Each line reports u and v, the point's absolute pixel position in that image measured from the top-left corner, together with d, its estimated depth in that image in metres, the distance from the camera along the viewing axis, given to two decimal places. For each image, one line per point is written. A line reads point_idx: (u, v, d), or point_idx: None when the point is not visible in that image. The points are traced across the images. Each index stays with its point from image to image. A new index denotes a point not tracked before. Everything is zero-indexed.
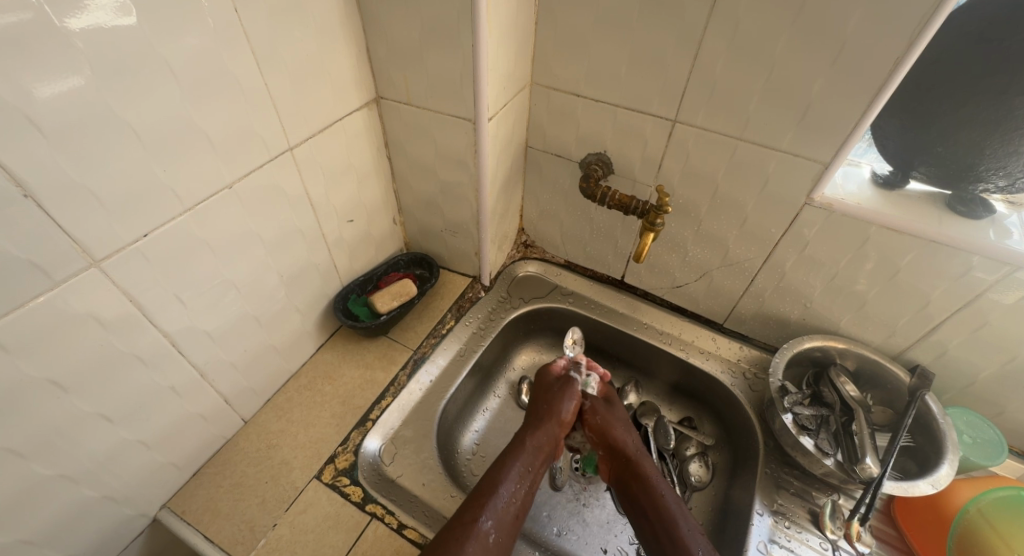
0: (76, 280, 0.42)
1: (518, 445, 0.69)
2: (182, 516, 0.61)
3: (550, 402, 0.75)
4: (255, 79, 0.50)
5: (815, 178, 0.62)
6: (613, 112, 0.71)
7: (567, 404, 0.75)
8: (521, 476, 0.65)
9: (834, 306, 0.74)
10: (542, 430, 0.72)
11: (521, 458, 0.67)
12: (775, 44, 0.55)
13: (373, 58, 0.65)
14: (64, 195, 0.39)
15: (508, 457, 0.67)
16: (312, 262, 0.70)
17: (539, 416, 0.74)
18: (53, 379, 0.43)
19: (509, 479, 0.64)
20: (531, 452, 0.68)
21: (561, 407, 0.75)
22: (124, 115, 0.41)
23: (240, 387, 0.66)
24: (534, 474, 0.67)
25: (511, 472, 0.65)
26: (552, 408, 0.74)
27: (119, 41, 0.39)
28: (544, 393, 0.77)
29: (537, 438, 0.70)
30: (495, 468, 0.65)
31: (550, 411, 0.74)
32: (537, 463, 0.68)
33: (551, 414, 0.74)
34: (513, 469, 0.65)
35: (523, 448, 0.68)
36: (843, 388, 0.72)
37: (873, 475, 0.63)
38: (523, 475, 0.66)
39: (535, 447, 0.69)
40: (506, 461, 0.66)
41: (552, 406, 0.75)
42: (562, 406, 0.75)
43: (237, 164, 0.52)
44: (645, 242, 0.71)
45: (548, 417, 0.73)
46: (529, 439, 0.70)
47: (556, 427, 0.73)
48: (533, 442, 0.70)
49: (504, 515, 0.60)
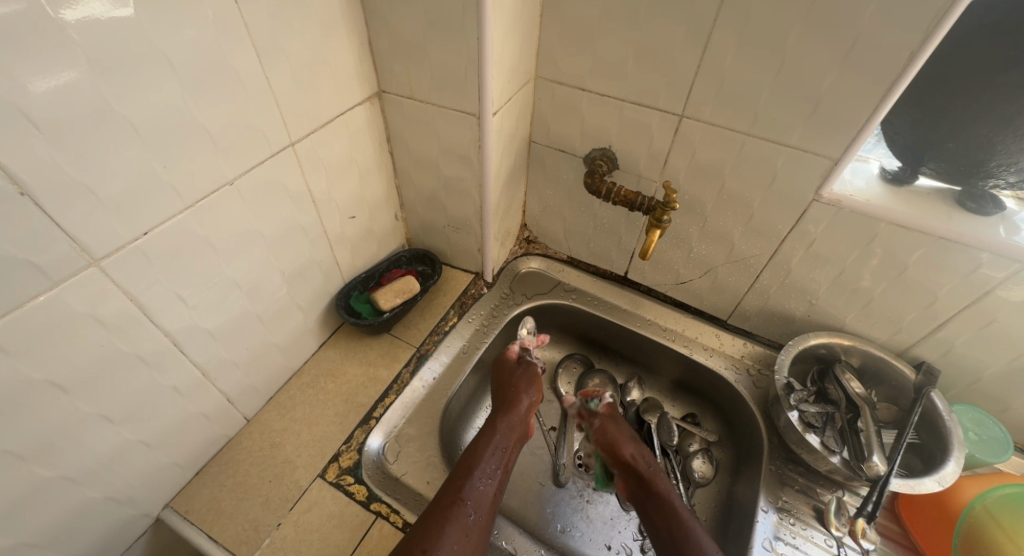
0: (77, 280, 0.41)
1: (489, 428, 0.68)
2: (186, 515, 0.60)
3: (514, 387, 0.74)
4: (256, 73, 0.49)
5: (823, 174, 0.61)
6: (619, 107, 0.70)
7: (532, 389, 0.75)
8: (495, 459, 0.64)
9: (839, 303, 0.73)
10: (509, 411, 0.70)
11: (491, 439, 0.66)
12: (785, 38, 0.54)
13: (376, 51, 0.64)
14: (61, 193, 0.38)
15: (480, 441, 0.66)
16: (314, 259, 0.69)
17: (506, 399, 0.73)
18: (53, 381, 0.42)
19: (486, 462, 0.63)
20: (501, 433, 0.67)
21: (528, 391, 0.74)
22: (122, 110, 0.40)
23: (242, 385, 0.65)
24: (509, 455, 0.66)
25: (486, 454, 0.64)
26: (518, 392, 0.74)
27: (116, 33, 0.37)
28: (507, 378, 0.77)
29: (507, 421, 0.69)
30: (468, 453, 0.64)
31: (516, 396, 0.73)
32: (510, 444, 0.67)
33: (517, 396, 0.73)
34: (488, 450, 0.64)
35: (494, 431, 0.67)
36: (849, 385, 0.72)
37: (880, 473, 0.63)
38: (498, 456, 0.64)
39: (504, 429, 0.68)
40: (478, 445, 0.65)
41: (515, 390, 0.73)
42: (529, 389, 0.74)
43: (238, 160, 0.51)
44: (651, 239, 0.70)
45: (512, 399, 0.72)
46: (497, 422, 0.69)
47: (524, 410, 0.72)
48: (503, 424, 0.69)
49: (484, 497, 0.59)
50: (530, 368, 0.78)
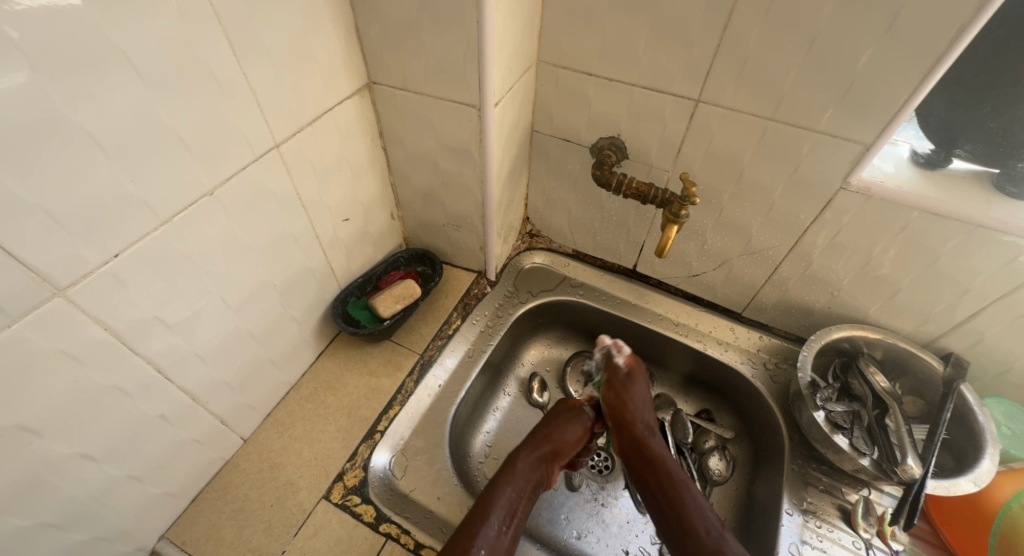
0: (41, 314, 0.36)
1: (508, 470, 0.63)
2: (183, 546, 0.57)
3: (545, 428, 0.69)
4: (232, 69, 0.44)
5: (853, 161, 0.57)
6: (629, 92, 0.65)
7: (558, 427, 0.69)
8: (512, 503, 0.59)
9: (862, 295, 0.70)
10: (536, 457, 0.65)
11: (510, 481, 0.61)
12: (818, 14, 0.49)
13: (365, 40, 0.58)
14: (13, 220, 0.33)
15: (496, 483, 0.61)
16: (306, 267, 0.64)
17: (535, 441, 0.67)
18: (25, 425, 0.38)
19: (497, 506, 0.58)
20: (523, 475, 0.63)
21: (558, 431, 0.68)
22: (79, 118, 0.35)
23: (237, 405, 0.61)
24: (527, 501, 0.61)
25: (501, 497, 0.59)
26: (553, 432, 0.68)
27: (65, 28, 0.32)
28: (550, 417, 0.71)
29: (533, 465, 0.64)
30: (487, 495, 0.59)
31: (551, 433, 0.68)
32: (529, 487, 0.62)
33: (546, 441, 0.67)
34: (505, 494, 0.60)
35: (511, 477, 0.62)
36: (874, 380, 0.69)
37: (915, 476, 0.60)
38: (515, 501, 0.60)
39: (529, 475, 0.63)
40: (496, 488, 0.60)
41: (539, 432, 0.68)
42: (559, 431, 0.69)
43: (218, 167, 0.46)
44: (668, 235, 0.66)
45: (542, 441, 0.67)
46: (518, 464, 0.64)
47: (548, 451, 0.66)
48: (523, 467, 0.63)
49: (497, 545, 0.55)
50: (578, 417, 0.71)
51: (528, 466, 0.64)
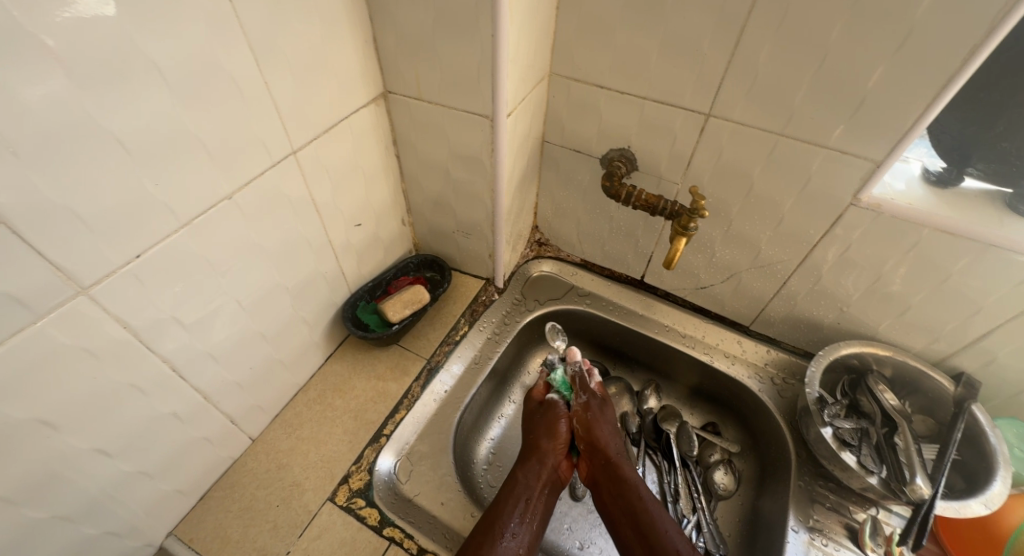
0: (64, 311, 0.37)
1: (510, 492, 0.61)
2: (190, 544, 0.57)
3: (518, 472, 0.64)
4: (253, 77, 0.45)
5: (864, 177, 0.57)
6: (640, 105, 0.66)
7: (531, 471, 0.65)
8: (521, 514, 0.60)
9: (871, 311, 0.70)
10: (520, 500, 0.61)
11: (507, 527, 0.57)
12: (830, 31, 0.49)
13: (382, 51, 0.60)
14: (44, 220, 0.34)
15: (489, 533, 0.56)
16: (318, 271, 0.65)
17: (514, 487, 0.62)
18: (44, 419, 0.39)
19: (501, 533, 0.56)
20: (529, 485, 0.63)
21: (534, 473, 0.64)
22: (108, 125, 0.36)
23: (247, 405, 0.62)
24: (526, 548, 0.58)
25: (501, 524, 0.57)
26: (527, 476, 0.64)
27: (97, 38, 0.33)
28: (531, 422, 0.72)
29: (523, 511, 0.60)
30: (483, 546, 0.55)
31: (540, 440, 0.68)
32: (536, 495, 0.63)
33: (527, 485, 0.63)
34: (505, 544, 0.55)
35: (501, 527, 0.57)
36: (883, 397, 0.68)
37: (924, 497, 0.60)
38: (523, 509, 0.60)
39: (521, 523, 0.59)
40: (493, 539, 0.55)
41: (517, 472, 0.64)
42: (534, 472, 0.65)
43: (237, 171, 0.47)
44: (677, 247, 0.67)
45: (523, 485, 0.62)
46: (506, 512, 0.59)
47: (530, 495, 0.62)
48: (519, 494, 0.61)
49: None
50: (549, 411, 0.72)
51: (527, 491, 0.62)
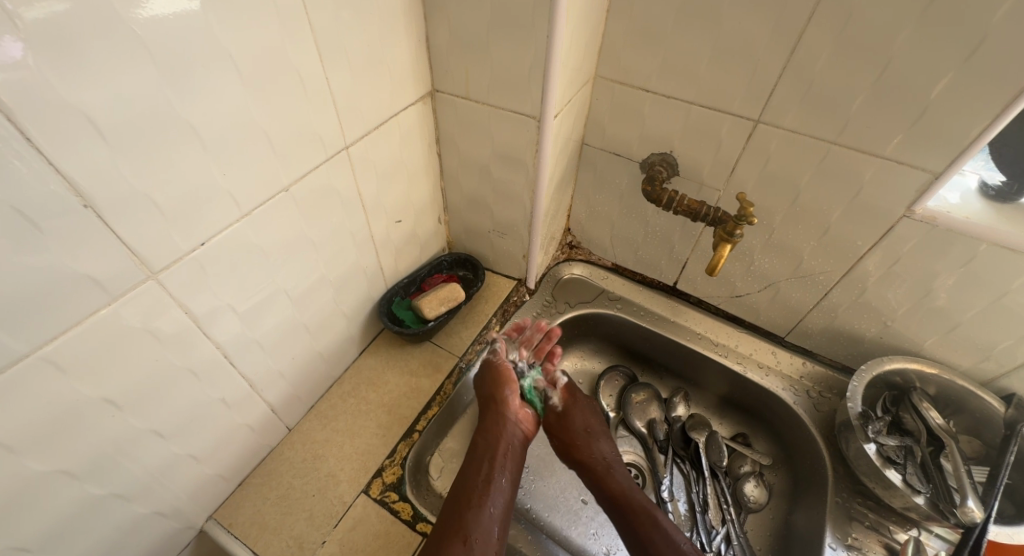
0: (135, 294, 0.38)
1: (476, 461, 0.62)
2: (229, 528, 0.59)
3: (478, 441, 0.65)
4: (316, 72, 0.46)
5: (920, 189, 0.56)
6: (686, 110, 0.65)
7: (492, 437, 0.66)
8: (494, 482, 0.61)
9: (918, 327, 0.68)
10: (485, 465, 0.62)
11: (476, 493, 0.58)
12: (894, 38, 0.48)
13: (433, 49, 0.60)
14: (123, 205, 0.35)
15: (460, 504, 0.57)
16: (358, 265, 0.66)
17: (477, 454, 0.63)
18: (109, 398, 0.40)
19: (476, 500, 0.58)
20: (496, 451, 0.64)
21: (497, 438, 0.66)
22: (186, 114, 0.37)
23: (287, 395, 0.63)
24: (501, 510, 0.59)
25: (474, 492, 0.59)
26: (488, 442, 0.65)
27: (182, 29, 0.34)
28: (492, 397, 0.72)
29: (489, 475, 0.61)
30: (455, 518, 0.56)
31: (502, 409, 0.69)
32: (503, 458, 0.64)
33: (489, 450, 0.64)
34: (476, 508, 0.57)
35: (473, 496, 0.58)
36: (928, 416, 0.67)
37: (976, 520, 0.58)
38: (492, 474, 0.62)
39: (489, 486, 0.60)
40: (465, 509, 0.56)
41: (479, 445, 0.65)
42: (496, 437, 0.66)
43: (294, 164, 0.48)
44: (721, 254, 0.66)
45: (485, 450, 0.64)
46: (472, 480, 0.60)
47: (494, 460, 0.64)
48: (488, 463, 0.63)
49: (488, 523, 0.56)
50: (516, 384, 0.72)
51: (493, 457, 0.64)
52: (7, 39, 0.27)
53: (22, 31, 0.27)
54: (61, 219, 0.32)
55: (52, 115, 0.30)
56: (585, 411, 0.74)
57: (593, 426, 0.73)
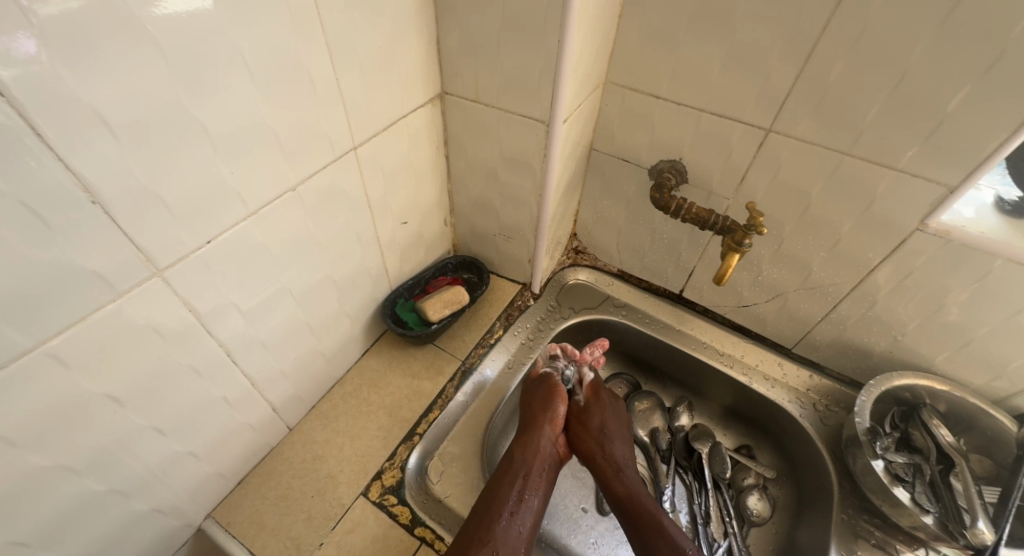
0: (140, 291, 0.38)
1: (509, 471, 0.62)
2: (228, 527, 0.58)
3: (515, 454, 0.64)
4: (326, 73, 0.46)
5: (933, 203, 0.55)
6: (697, 117, 0.65)
7: (528, 448, 0.65)
8: (523, 493, 0.60)
9: (929, 342, 0.67)
10: (517, 480, 0.61)
11: (506, 506, 0.58)
12: (910, 50, 0.48)
13: (443, 52, 0.60)
14: (130, 202, 0.35)
15: (489, 517, 0.56)
16: (363, 266, 0.66)
17: (512, 467, 0.62)
18: (111, 394, 0.40)
19: (506, 513, 0.57)
20: (530, 461, 0.63)
21: (532, 450, 0.65)
22: (196, 113, 0.37)
23: (288, 394, 0.63)
24: (529, 526, 0.59)
25: (504, 504, 0.58)
26: (525, 456, 0.64)
27: (195, 28, 0.34)
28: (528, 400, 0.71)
29: (521, 491, 0.60)
30: (483, 530, 0.55)
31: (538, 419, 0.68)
32: (535, 470, 0.63)
33: (525, 461, 0.63)
34: (505, 523, 0.56)
35: (502, 508, 0.57)
36: (938, 433, 0.66)
37: (986, 543, 0.58)
38: (524, 486, 0.61)
39: (520, 503, 0.59)
40: (491, 520, 0.56)
41: (513, 454, 0.64)
42: (532, 452, 0.65)
43: (303, 165, 0.48)
44: (729, 264, 0.65)
45: (520, 464, 0.63)
46: (504, 494, 0.59)
47: (529, 472, 0.63)
48: (519, 473, 0.62)
49: (514, 537, 0.56)
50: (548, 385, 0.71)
51: (526, 467, 0.63)
52: (22, 35, 0.27)
53: (37, 27, 0.27)
54: (68, 215, 0.32)
55: (64, 111, 0.30)
56: (605, 411, 0.72)
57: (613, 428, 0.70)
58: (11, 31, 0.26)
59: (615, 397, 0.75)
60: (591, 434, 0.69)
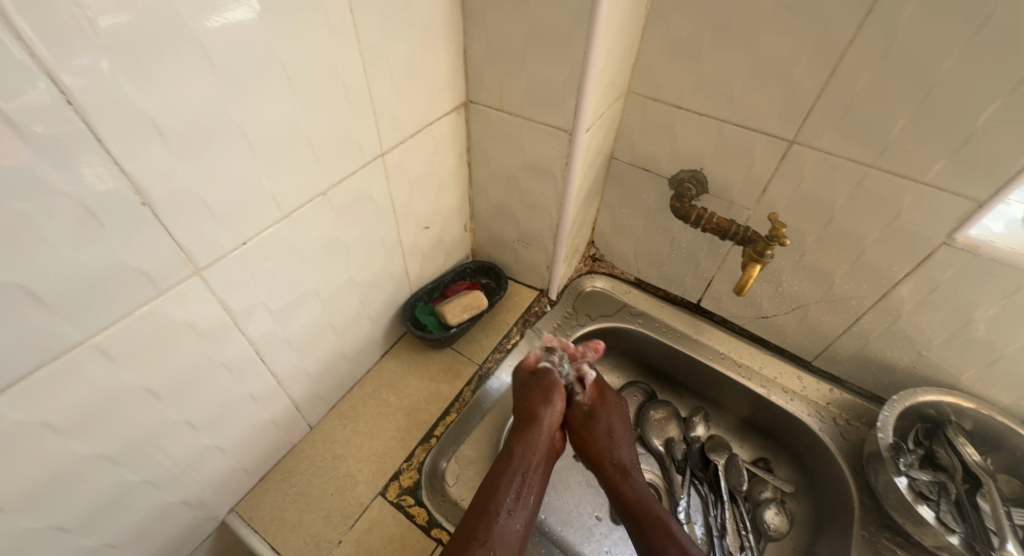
0: (180, 288, 0.40)
1: (505, 465, 0.61)
2: (250, 522, 0.60)
3: (515, 448, 0.63)
4: (359, 81, 0.47)
5: (961, 217, 0.54)
6: (719, 128, 0.65)
7: (527, 442, 0.64)
8: (520, 491, 0.60)
9: (955, 358, 0.65)
10: (515, 477, 0.60)
11: (504, 505, 0.58)
12: (940, 64, 0.48)
13: (470, 62, 0.62)
14: (176, 204, 0.37)
15: (486, 515, 0.56)
16: (386, 269, 0.67)
17: (509, 461, 0.62)
18: (150, 388, 0.41)
19: (503, 512, 0.57)
20: (527, 457, 0.63)
21: (530, 445, 0.64)
22: (240, 120, 0.38)
23: (310, 393, 0.64)
24: (524, 525, 0.59)
25: (500, 503, 0.58)
26: (523, 450, 0.63)
27: (242, 39, 0.36)
28: (522, 388, 0.69)
29: (518, 488, 0.60)
30: (482, 529, 0.55)
31: (534, 410, 0.66)
32: (533, 467, 0.63)
33: (522, 457, 0.62)
34: (503, 522, 0.56)
35: (499, 508, 0.57)
36: (965, 452, 0.65)
37: None
38: (520, 484, 0.60)
39: (516, 501, 0.59)
40: (487, 519, 0.56)
41: (509, 447, 0.63)
42: (531, 448, 0.63)
43: (334, 170, 0.49)
44: (750, 274, 0.65)
45: (518, 459, 0.62)
46: (500, 491, 0.59)
47: (526, 468, 0.62)
48: (515, 471, 0.61)
49: (511, 537, 0.56)
50: (543, 376, 0.70)
51: (524, 463, 0.62)
52: (87, 46, 0.28)
53: (101, 38, 0.29)
54: (121, 216, 0.34)
55: (122, 116, 0.31)
56: (611, 412, 0.71)
57: (618, 430, 0.70)
58: (78, 43, 0.28)
59: (620, 398, 0.74)
60: (596, 436, 0.69)
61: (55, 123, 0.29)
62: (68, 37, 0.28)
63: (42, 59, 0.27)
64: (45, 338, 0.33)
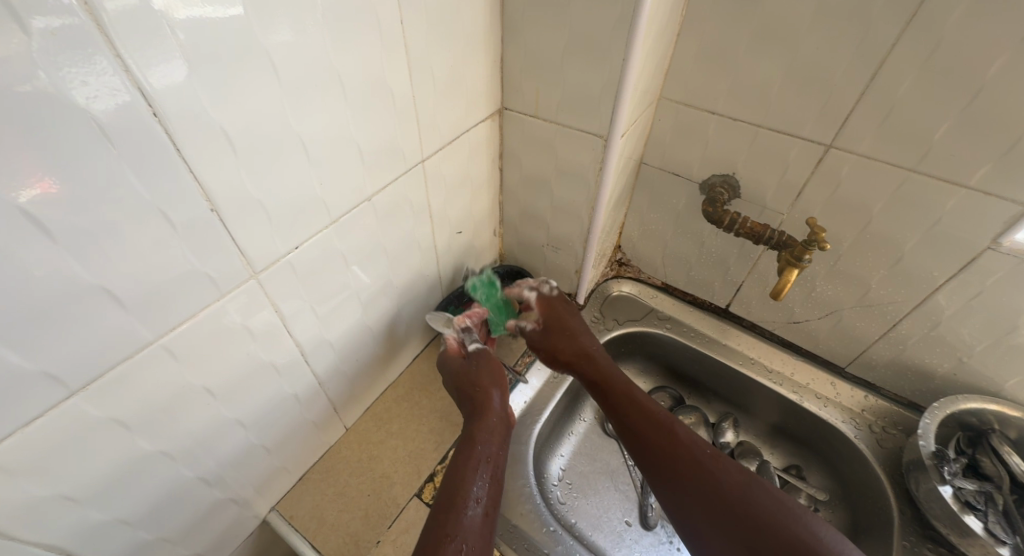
0: (239, 291, 0.41)
1: (467, 454, 0.55)
2: (291, 520, 0.61)
3: (473, 433, 0.57)
4: (405, 89, 0.48)
5: (1007, 221, 0.54)
6: (754, 132, 0.65)
7: (488, 426, 0.58)
8: (487, 475, 0.53)
9: (999, 364, 0.64)
10: (481, 465, 0.54)
11: (470, 493, 0.51)
12: (987, 66, 0.47)
13: (506, 69, 0.63)
14: (240, 209, 0.38)
15: (452, 507, 0.49)
16: (420, 273, 0.69)
17: (470, 452, 0.55)
18: (208, 387, 0.43)
19: (471, 500, 0.50)
20: (489, 440, 0.57)
21: (488, 428, 0.58)
22: (299, 128, 0.40)
23: (347, 394, 0.65)
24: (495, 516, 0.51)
25: (470, 493, 0.51)
26: (485, 432, 0.57)
27: (304, 51, 0.37)
28: (461, 375, 0.65)
29: (486, 474, 0.53)
30: (451, 524, 0.47)
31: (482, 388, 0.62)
32: (496, 448, 0.57)
33: (486, 440, 0.57)
34: (470, 511, 0.49)
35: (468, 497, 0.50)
36: (1012, 461, 0.63)
37: None
38: (487, 470, 0.54)
39: (482, 487, 0.52)
40: (450, 511, 0.49)
41: (467, 437, 0.57)
42: (490, 430, 0.58)
43: (378, 176, 0.51)
44: (787, 279, 0.65)
45: (480, 445, 0.55)
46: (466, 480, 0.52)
47: (490, 452, 0.56)
48: (480, 455, 0.55)
49: (483, 527, 0.49)
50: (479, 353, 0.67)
51: (489, 447, 0.56)
52: (171, 62, 0.30)
53: (185, 53, 0.30)
54: (192, 223, 0.35)
55: (196, 127, 0.33)
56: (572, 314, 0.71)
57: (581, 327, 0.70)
58: (164, 59, 0.30)
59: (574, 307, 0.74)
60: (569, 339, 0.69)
61: (140, 134, 0.30)
62: (158, 52, 0.29)
63: (133, 73, 0.29)
64: (121, 339, 0.35)
